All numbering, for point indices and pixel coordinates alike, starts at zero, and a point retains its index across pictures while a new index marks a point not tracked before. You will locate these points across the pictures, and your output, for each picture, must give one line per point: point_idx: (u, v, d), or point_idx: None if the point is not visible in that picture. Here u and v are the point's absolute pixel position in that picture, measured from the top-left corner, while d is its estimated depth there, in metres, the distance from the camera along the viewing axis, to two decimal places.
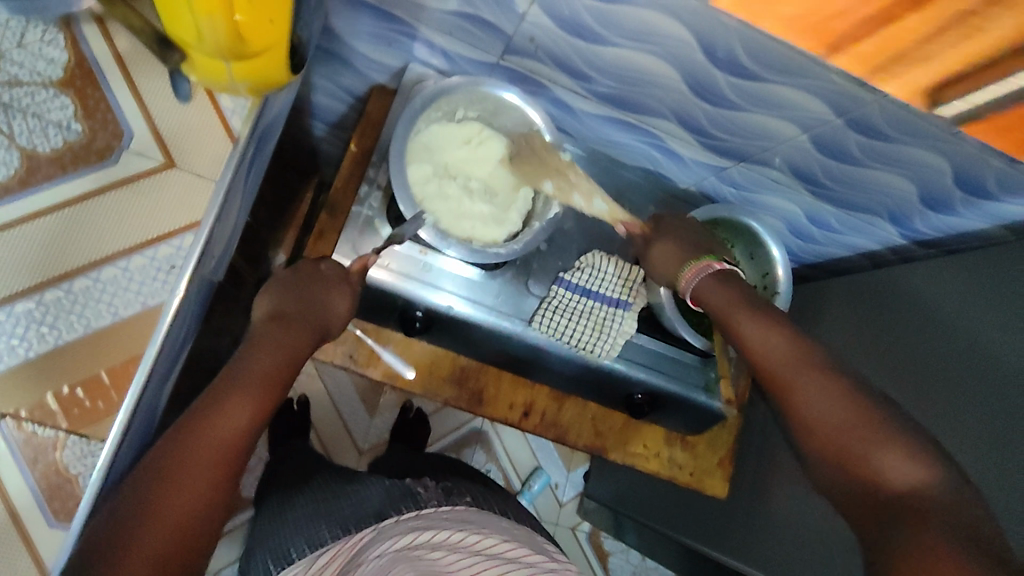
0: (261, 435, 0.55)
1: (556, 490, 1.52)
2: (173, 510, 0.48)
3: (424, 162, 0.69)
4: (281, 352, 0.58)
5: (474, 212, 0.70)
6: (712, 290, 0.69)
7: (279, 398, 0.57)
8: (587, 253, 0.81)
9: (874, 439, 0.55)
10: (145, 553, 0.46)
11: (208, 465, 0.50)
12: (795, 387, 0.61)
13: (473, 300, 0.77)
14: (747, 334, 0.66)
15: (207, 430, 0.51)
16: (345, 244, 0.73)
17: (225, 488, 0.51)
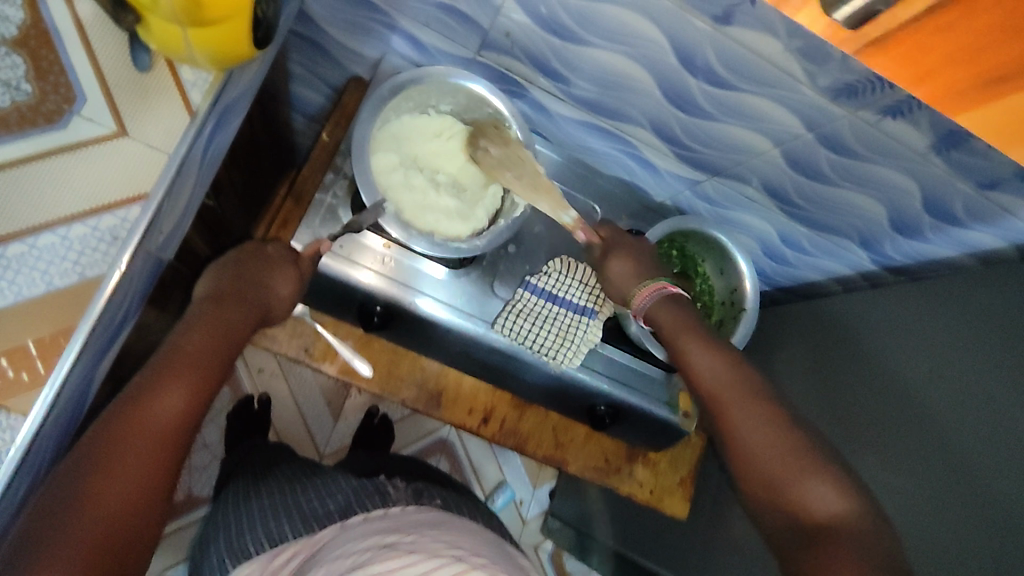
0: (200, 417, 0.52)
1: (521, 507, 1.48)
2: (109, 500, 0.45)
3: (391, 152, 0.68)
4: (220, 330, 0.56)
5: (440, 205, 0.68)
6: (662, 312, 0.69)
7: (221, 378, 0.55)
8: (556, 259, 0.80)
9: (801, 471, 0.55)
10: (81, 542, 0.43)
11: (146, 449, 0.48)
12: (735, 419, 0.60)
13: (435, 298, 0.75)
14: (693, 361, 0.65)
15: (143, 413, 0.48)
16: (307, 232, 0.71)
17: (165, 472, 0.49)
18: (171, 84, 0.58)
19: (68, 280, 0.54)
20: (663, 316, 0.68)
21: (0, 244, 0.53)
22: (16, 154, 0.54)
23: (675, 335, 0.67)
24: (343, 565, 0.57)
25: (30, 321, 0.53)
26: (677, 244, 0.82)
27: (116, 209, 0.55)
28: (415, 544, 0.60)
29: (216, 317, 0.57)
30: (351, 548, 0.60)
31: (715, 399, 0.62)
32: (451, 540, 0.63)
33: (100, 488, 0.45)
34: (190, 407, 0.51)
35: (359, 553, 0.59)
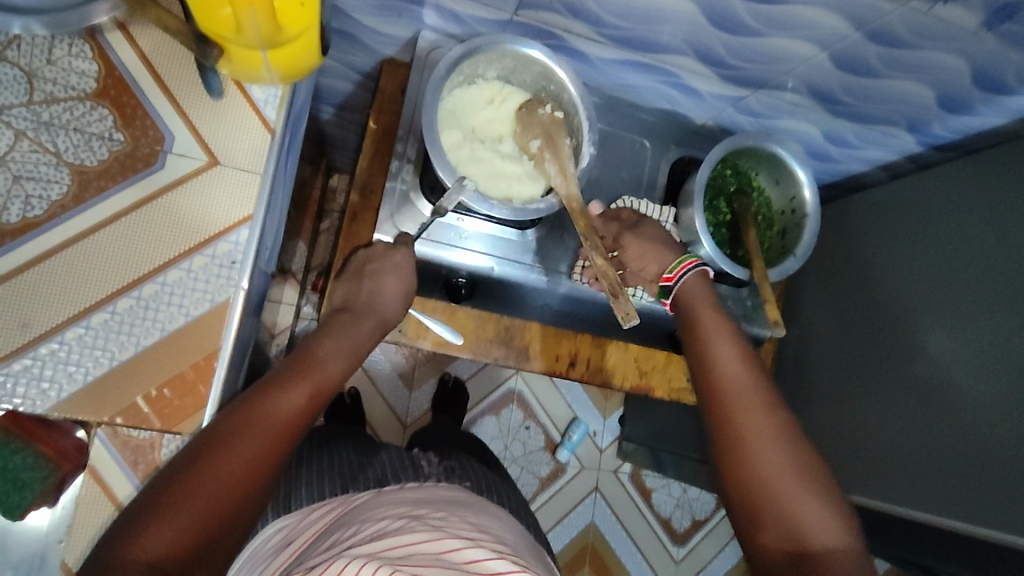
0: (315, 418, 0.55)
1: (595, 437, 1.56)
2: (231, 470, 0.47)
3: (453, 128, 0.70)
4: (342, 344, 0.62)
5: (508, 171, 0.70)
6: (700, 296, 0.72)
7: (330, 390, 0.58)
8: (618, 200, 0.82)
9: (804, 486, 0.56)
10: (202, 505, 0.45)
11: (268, 438, 0.50)
12: (738, 387, 0.63)
13: (513, 259, 0.78)
14: (710, 340, 0.68)
15: (264, 406, 0.52)
16: (386, 221, 0.74)
17: (278, 462, 0.51)
18: (245, 105, 0.61)
19: (202, 307, 0.58)
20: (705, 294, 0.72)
21: (135, 286, 0.57)
22: (127, 201, 0.57)
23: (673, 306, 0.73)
24: (377, 529, 0.56)
25: (181, 349, 0.57)
26: (719, 186, 0.83)
27: (228, 234, 0.59)
28: (442, 523, 0.58)
29: (320, 347, 0.60)
30: (385, 512, 0.60)
31: (702, 353, 0.67)
32: (478, 523, 0.61)
33: (221, 461, 0.47)
34: (302, 409, 0.54)
35: (390, 520, 0.58)
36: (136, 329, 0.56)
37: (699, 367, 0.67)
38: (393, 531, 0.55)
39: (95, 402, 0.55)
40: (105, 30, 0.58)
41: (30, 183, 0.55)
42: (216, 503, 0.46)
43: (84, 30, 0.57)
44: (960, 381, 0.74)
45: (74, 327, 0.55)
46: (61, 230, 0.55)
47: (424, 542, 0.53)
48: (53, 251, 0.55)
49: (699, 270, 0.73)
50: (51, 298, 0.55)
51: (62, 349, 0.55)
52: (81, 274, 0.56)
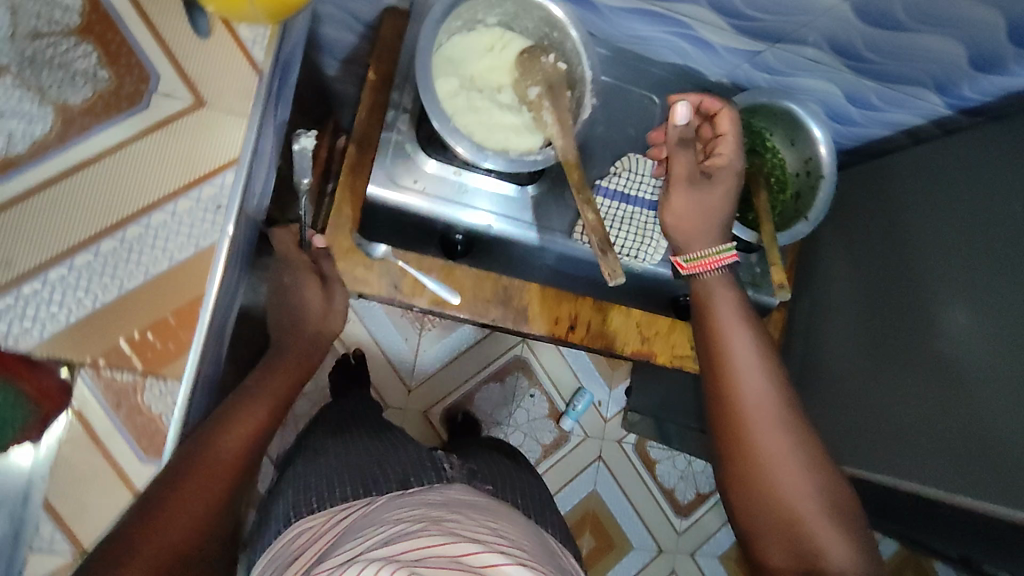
0: (256, 453, 0.61)
1: (600, 407, 1.55)
2: (191, 506, 0.52)
3: (450, 76, 0.67)
4: (267, 397, 0.68)
5: (507, 122, 0.67)
6: (722, 293, 0.66)
7: (263, 426, 0.64)
8: (623, 157, 0.80)
9: (828, 518, 0.57)
10: (170, 538, 0.50)
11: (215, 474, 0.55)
12: (758, 406, 0.61)
13: (511, 216, 0.76)
14: (730, 343, 0.64)
15: (209, 447, 0.57)
16: (380, 172, 0.72)
17: (231, 500, 0.56)
18: (232, 45, 0.59)
19: (187, 252, 0.57)
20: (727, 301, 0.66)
21: (118, 228, 0.56)
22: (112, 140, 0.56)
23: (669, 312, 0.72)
24: (393, 530, 0.56)
25: (166, 293, 0.57)
26: None
27: (214, 177, 0.58)
28: (458, 526, 0.57)
29: (245, 404, 0.64)
30: (397, 515, 0.59)
31: (721, 358, 0.64)
32: (497, 528, 0.60)
33: (182, 499, 0.52)
34: (236, 449, 0.59)
35: (405, 523, 0.57)
36: (119, 271, 0.56)
37: (716, 381, 0.64)
38: (407, 534, 0.54)
39: (80, 343, 0.55)
40: None
41: (10, 119, 0.53)
42: (184, 536, 0.50)
43: None
44: (970, 362, 0.71)
45: (56, 267, 0.55)
46: (43, 168, 0.54)
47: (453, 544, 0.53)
48: (36, 189, 0.54)
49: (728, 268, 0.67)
50: (35, 238, 0.54)
51: (45, 288, 0.54)
52: (64, 213, 0.55)
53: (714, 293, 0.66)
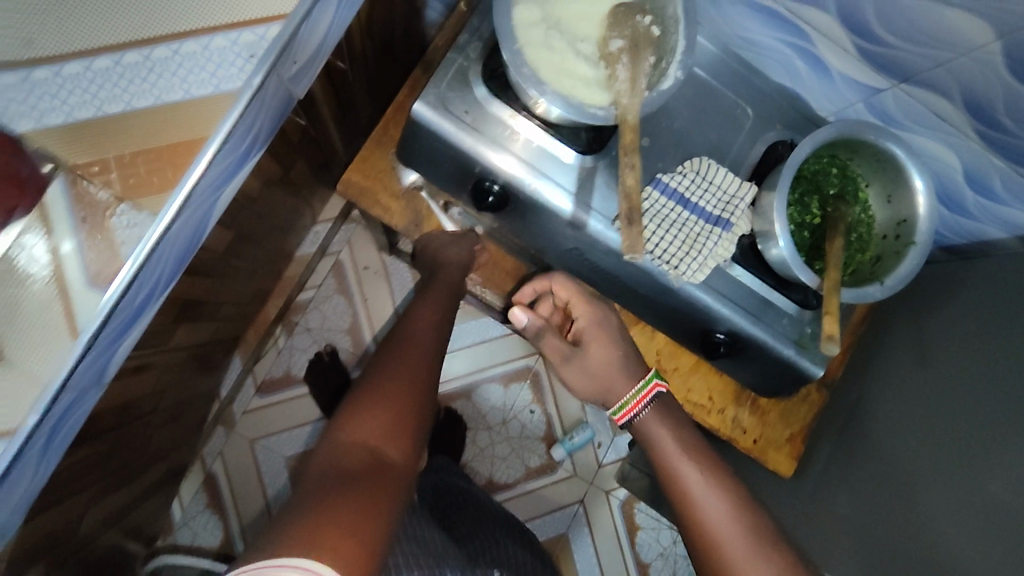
0: (445, 329, 0.72)
1: (599, 450, 1.43)
2: (407, 372, 0.61)
3: (533, 5, 0.62)
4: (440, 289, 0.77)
5: (578, 71, 0.62)
6: (656, 433, 0.70)
7: (430, 346, 0.67)
8: (695, 158, 0.72)
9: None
10: (394, 378, 0.60)
11: (394, 391, 0.59)
12: (750, 573, 0.57)
13: (556, 181, 0.69)
14: (703, 508, 0.62)
15: (401, 374, 0.61)
16: (435, 94, 0.68)
17: (432, 375, 0.64)
18: None
19: (205, 90, 0.55)
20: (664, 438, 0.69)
21: (146, 45, 0.54)
22: None
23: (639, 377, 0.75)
24: None
25: (167, 123, 0.54)
26: (813, 183, 0.71)
27: (256, 26, 0.55)
28: None
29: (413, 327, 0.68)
30: None
31: (688, 509, 0.63)
32: None
33: (382, 399, 0.57)
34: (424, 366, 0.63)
35: None
36: (133, 87, 0.54)
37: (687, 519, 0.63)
38: None
39: (65, 144, 0.53)
40: None
41: None
42: (407, 387, 0.60)
43: None
44: None
45: (72, 63, 0.53)
46: None
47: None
48: None
49: (656, 405, 0.72)
50: (56, 26, 0.53)
51: (61, 81, 0.53)
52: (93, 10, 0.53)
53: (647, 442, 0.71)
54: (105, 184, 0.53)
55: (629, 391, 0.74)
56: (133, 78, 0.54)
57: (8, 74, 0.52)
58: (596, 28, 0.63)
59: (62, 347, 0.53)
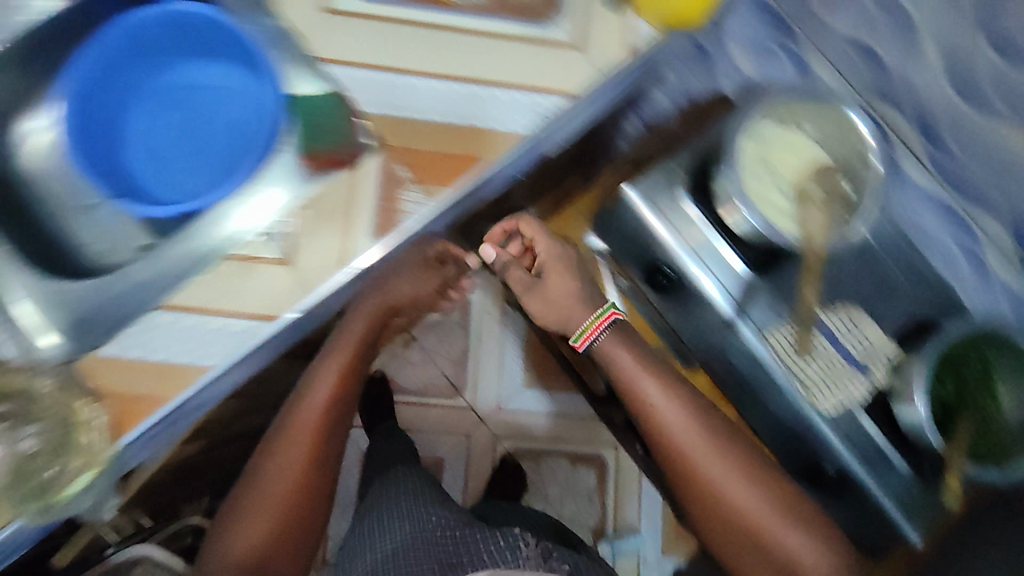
0: (337, 403, 0.86)
1: (641, 562, 1.43)
2: (271, 494, 0.82)
3: (753, 144, 0.76)
4: (350, 331, 0.89)
5: (777, 202, 0.75)
6: (613, 352, 0.90)
7: (343, 410, 0.87)
8: (847, 305, 0.86)
9: (780, 524, 0.85)
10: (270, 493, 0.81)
11: (267, 506, 0.81)
12: (718, 471, 0.85)
13: (726, 289, 0.85)
14: (661, 413, 0.87)
15: (277, 487, 0.82)
16: (648, 192, 0.83)
17: (325, 450, 0.84)
18: (618, 26, 0.76)
19: (498, 125, 0.72)
20: (616, 353, 0.90)
21: (469, 82, 0.71)
22: (499, 28, 0.73)
23: (636, 351, 0.92)
24: None
25: (463, 139, 0.71)
26: (953, 367, 0.80)
27: (549, 94, 0.73)
28: None
29: (328, 361, 0.88)
30: None
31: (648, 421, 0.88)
32: None
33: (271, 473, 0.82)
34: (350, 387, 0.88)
35: None
36: (448, 108, 0.71)
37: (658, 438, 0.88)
38: None
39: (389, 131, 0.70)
40: None
41: None
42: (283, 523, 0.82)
43: None
44: None
45: (407, 77, 0.71)
46: (452, 18, 0.72)
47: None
48: (433, 26, 0.72)
49: (609, 333, 0.91)
50: (403, 46, 0.71)
51: (398, 89, 0.71)
52: (435, 45, 0.72)
53: (606, 358, 0.91)
54: (411, 177, 0.70)
55: (589, 319, 0.92)
56: (456, 107, 0.71)
57: (365, 71, 0.70)
58: (795, 169, 0.76)
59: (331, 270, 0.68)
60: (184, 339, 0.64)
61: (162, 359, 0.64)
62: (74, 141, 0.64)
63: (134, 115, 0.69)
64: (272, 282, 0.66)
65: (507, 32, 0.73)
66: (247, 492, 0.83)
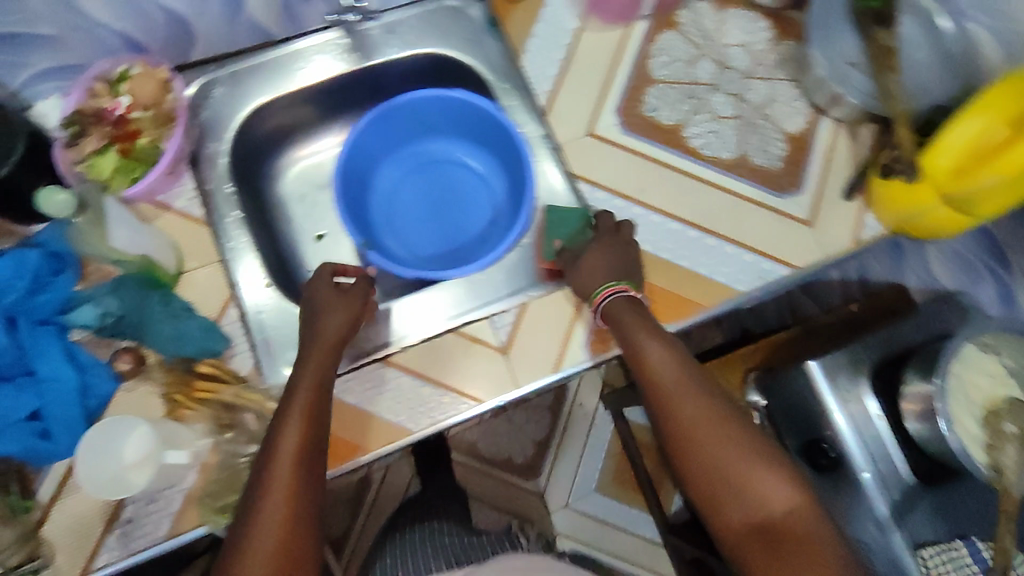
0: (313, 432, 0.58)
1: None
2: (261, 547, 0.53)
3: (960, 366, 0.76)
4: (334, 326, 0.65)
5: (972, 429, 0.75)
6: (626, 318, 0.66)
7: (323, 414, 0.60)
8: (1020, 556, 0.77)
9: (753, 462, 0.61)
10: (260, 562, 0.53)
11: (260, 547, 0.53)
12: (681, 398, 0.63)
13: (883, 486, 0.81)
14: (652, 357, 0.64)
15: (274, 510, 0.55)
16: (829, 367, 0.83)
17: (306, 480, 0.57)
18: (853, 218, 0.78)
19: (721, 277, 0.75)
20: (631, 318, 0.66)
21: (705, 232, 0.76)
22: (741, 190, 0.77)
23: (650, 314, 0.68)
24: None
25: (687, 282, 0.75)
26: None
27: (773, 261, 0.76)
28: None
29: (304, 355, 0.63)
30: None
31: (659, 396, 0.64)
32: None
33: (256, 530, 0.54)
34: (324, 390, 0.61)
35: None
36: (680, 252, 0.76)
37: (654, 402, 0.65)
38: None
39: None
40: (826, 116, 0.80)
41: (720, 140, 0.78)
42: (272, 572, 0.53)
43: (813, 104, 0.80)
44: None
45: (652, 214, 0.76)
46: (701, 170, 0.77)
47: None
48: (682, 173, 0.77)
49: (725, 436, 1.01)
50: (654, 185, 0.77)
51: (641, 223, 0.76)
52: (680, 190, 0.77)
53: (617, 330, 0.67)
54: None
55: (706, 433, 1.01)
56: (688, 250, 0.76)
57: (616, 199, 0.76)
58: (989, 394, 0.76)
59: (541, 371, 0.71)
60: (402, 399, 0.69)
61: (376, 412, 0.69)
62: (338, 183, 0.75)
63: (385, 168, 0.86)
64: (490, 369, 0.70)
65: (746, 195, 0.77)
66: (245, 529, 0.54)
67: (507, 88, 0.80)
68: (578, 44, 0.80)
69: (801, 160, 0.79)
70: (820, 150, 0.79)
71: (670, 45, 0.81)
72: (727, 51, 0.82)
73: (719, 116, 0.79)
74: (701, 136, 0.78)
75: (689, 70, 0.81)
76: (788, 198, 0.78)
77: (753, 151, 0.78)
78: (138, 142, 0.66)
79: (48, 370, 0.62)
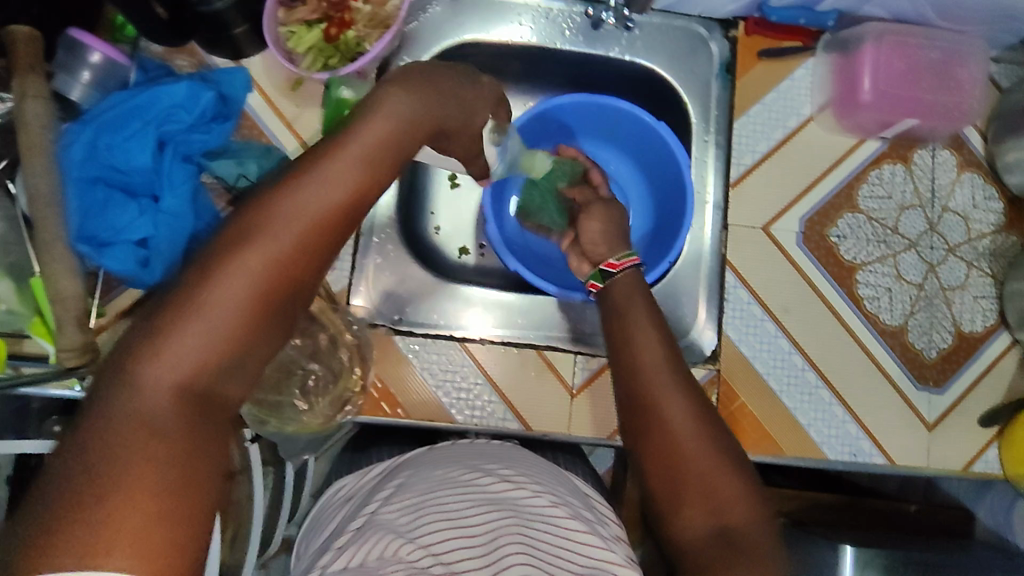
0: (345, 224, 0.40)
1: None
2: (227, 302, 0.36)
3: None
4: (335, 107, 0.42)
5: None
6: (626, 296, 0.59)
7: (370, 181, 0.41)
8: None
9: (716, 453, 0.48)
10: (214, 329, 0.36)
11: (209, 318, 0.36)
12: (652, 377, 0.51)
13: None
14: (636, 331, 0.55)
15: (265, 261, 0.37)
16: None
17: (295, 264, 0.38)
18: (976, 446, 0.71)
19: (818, 435, 0.69)
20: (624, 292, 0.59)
21: (824, 382, 0.70)
22: (883, 360, 0.71)
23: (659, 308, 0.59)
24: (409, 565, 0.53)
25: (778, 417, 0.69)
26: None
27: (874, 445, 0.70)
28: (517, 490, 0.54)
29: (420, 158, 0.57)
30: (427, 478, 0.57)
31: (628, 369, 0.53)
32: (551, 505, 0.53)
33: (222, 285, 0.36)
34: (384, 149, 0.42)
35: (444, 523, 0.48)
36: (789, 388, 0.70)
37: (623, 385, 0.53)
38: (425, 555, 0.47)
39: (732, 364, 0.70)
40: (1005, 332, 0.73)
41: (888, 300, 0.72)
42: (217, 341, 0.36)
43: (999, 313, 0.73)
44: None
45: (781, 336, 0.70)
46: (854, 320, 0.71)
47: (496, 492, 0.52)
48: (833, 313, 0.71)
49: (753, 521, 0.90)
50: (799, 310, 0.71)
51: (768, 339, 0.70)
52: (823, 329, 0.71)
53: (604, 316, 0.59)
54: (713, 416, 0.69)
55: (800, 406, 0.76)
56: (797, 390, 0.70)
57: (756, 306, 0.71)
58: None
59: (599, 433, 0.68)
60: (456, 383, 0.67)
61: (431, 386, 0.67)
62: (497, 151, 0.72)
63: None
64: (549, 403, 0.68)
65: (885, 367, 0.71)
66: (185, 319, 0.36)
67: (705, 141, 0.74)
68: (798, 133, 0.74)
69: (957, 360, 0.72)
70: (980, 362, 0.72)
71: (891, 179, 0.74)
72: (945, 215, 0.74)
73: (901, 277, 0.73)
74: (872, 286, 0.72)
75: (896, 214, 0.74)
76: (924, 392, 0.71)
77: (915, 327, 0.72)
78: (347, 32, 0.64)
79: (171, 204, 0.60)
